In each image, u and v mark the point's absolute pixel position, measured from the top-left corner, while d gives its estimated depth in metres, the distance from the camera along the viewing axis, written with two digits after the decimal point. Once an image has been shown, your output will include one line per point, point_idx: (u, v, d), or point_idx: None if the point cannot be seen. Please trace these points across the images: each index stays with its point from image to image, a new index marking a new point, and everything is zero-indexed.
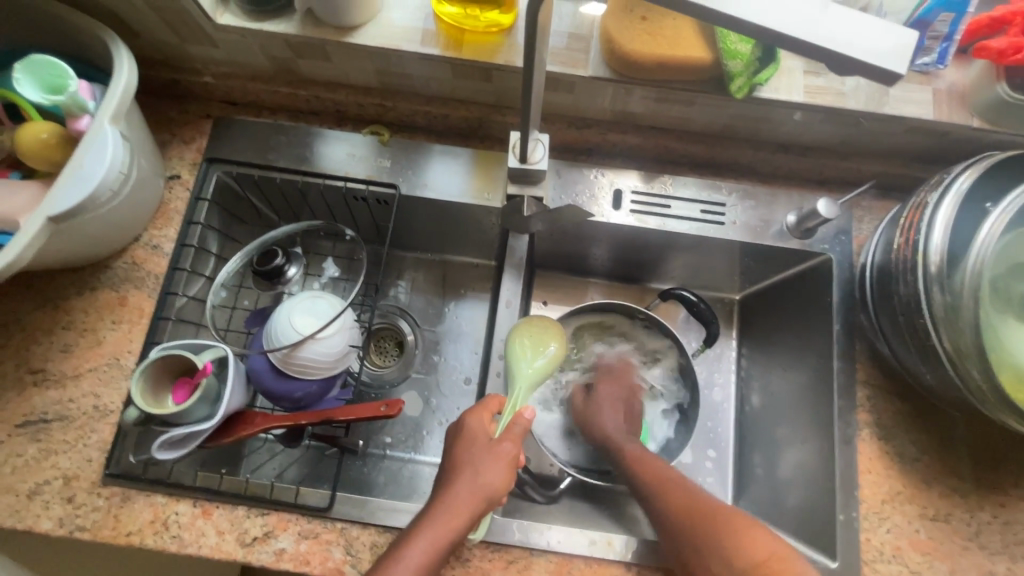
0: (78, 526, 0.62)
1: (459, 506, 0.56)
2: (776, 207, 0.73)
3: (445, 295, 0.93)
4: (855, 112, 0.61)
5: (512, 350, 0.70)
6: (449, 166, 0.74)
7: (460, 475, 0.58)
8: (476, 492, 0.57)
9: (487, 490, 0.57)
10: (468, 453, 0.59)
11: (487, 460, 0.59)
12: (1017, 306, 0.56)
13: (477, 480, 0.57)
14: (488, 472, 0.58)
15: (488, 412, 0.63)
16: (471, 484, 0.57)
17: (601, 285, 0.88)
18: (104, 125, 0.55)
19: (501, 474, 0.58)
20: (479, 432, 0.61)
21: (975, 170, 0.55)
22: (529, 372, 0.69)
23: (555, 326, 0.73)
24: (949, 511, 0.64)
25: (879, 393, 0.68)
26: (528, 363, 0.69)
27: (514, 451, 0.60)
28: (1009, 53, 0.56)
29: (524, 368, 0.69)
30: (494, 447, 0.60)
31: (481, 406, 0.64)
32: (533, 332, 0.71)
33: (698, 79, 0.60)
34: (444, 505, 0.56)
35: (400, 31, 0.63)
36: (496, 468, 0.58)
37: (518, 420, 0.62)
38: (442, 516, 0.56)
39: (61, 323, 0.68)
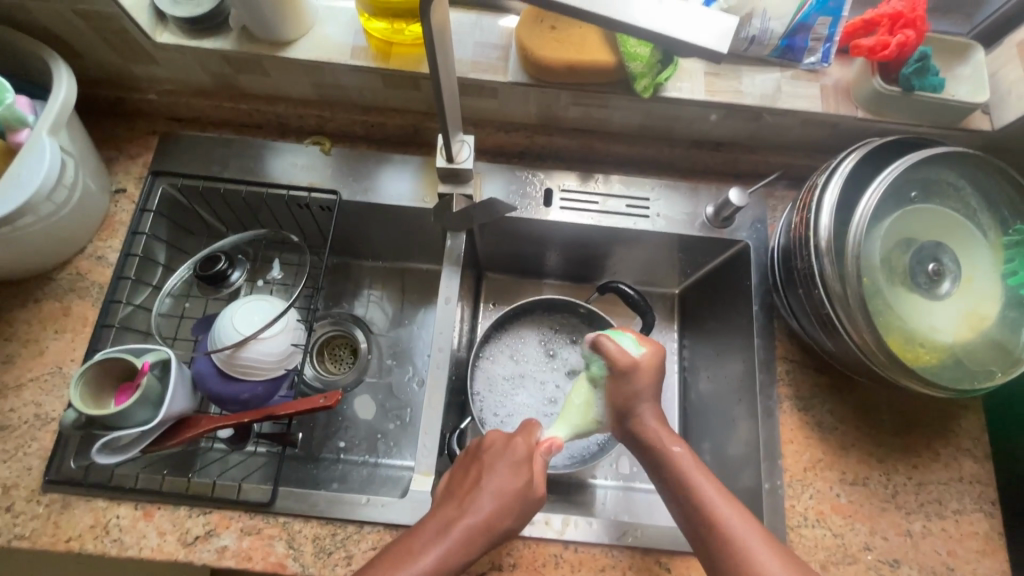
0: (17, 534, 0.62)
1: (475, 537, 0.54)
2: (698, 200, 0.78)
3: (407, 301, 0.94)
4: (752, 107, 0.67)
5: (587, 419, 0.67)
6: (389, 172, 0.78)
7: (488, 498, 0.56)
8: (497, 514, 0.55)
9: (506, 526, 0.56)
10: (497, 478, 0.57)
11: (518, 491, 0.57)
12: (907, 278, 0.61)
13: (503, 507, 0.56)
14: (518, 503, 0.57)
15: (530, 438, 0.62)
16: (499, 511, 0.55)
17: (554, 285, 0.92)
18: (40, 136, 0.58)
19: (529, 507, 0.57)
20: (518, 458, 0.59)
21: (857, 154, 0.61)
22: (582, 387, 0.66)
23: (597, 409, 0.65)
24: (866, 475, 0.68)
25: (798, 367, 0.72)
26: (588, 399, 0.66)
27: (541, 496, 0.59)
28: (878, 49, 0.62)
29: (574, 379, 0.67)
30: (529, 480, 0.58)
31: (527, 429, 0.64)
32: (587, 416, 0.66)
33: (607, 82, 0.66)
34: (469, 523, 0.54)
35: (332, 45, 0.68)
36: (529, 504, 0.57)
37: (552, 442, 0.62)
38: (464, 530, 0.54)
39: (3, 335, 0.69)
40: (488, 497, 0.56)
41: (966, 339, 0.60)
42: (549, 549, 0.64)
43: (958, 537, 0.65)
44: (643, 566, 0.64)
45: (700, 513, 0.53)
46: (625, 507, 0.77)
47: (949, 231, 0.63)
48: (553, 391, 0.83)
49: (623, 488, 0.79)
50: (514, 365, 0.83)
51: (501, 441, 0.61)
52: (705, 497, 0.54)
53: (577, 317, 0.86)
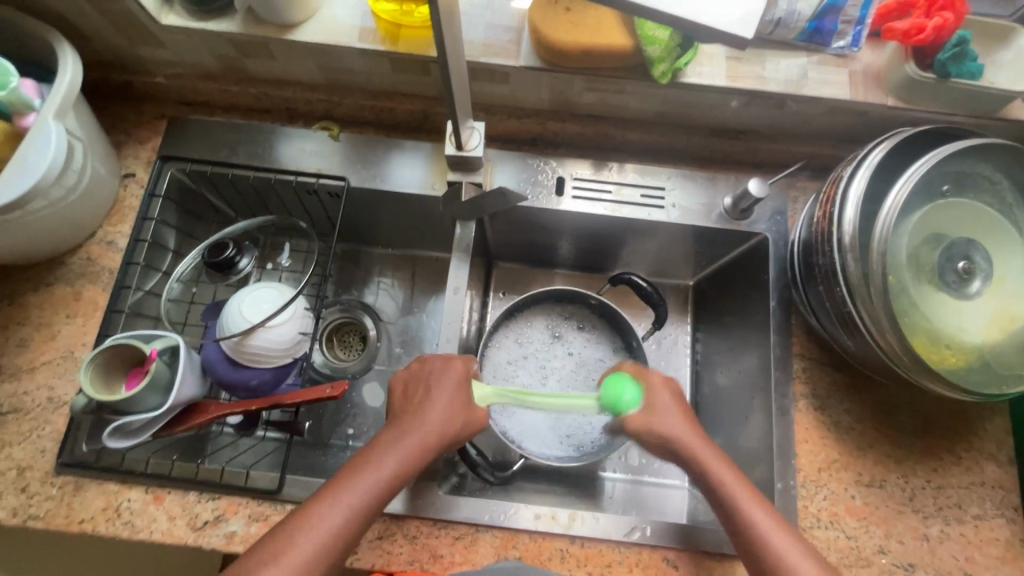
0: (32, 515, 0.63)
1: (413, 445, 0.56)
2: (716, 190, 0.75)
3: (416, 290, 0.93)
4: (776, 94, 0.64)
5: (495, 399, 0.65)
6: (400, 160, 0.76)
7: (415, 431, 0.57)
8: (424, 442, 0.57)
9: (447, 436, 0.59)
10: (432, 402, 0.59)
11: (445, 418, 0.59)
12: (933, 275, 0.58)
13: (444, 425, 0.58)
14: (447, 429, 0.59)
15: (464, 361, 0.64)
16: (435, 430, 0.58)
17: (566, 274, 0.91)
18: (46, 121, 0.58)
19: (465, 430, 0.60)
20: (440, 385, 0.60)
21: (887, 145, 0.58)
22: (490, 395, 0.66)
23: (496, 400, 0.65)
24: (883, 477, 0.66)
25: (815, 364, 0.70)
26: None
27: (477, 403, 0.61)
28: (913, 33, 0.58)
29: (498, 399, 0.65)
30: (459, 406, 0.60)
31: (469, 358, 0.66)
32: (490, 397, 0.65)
33: (624, 66, 0.63)
34: (398, 451, 0.56)
35: (340, 27, 0.66)
36: (460, 430, 0.60)
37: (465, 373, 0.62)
38: (402, 455, 0.56)
39: (16, 318, 0.70)
40: (423, 421, 0.58)
41: (996, 340, 0.57)
42: (555, 544, 0.64)
43: (977, 542, 0.63)
44: (650, 563, 0.63)
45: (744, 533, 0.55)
46: (634, 502, 0.77)
47: (979, 226, 0.60)
48: (558, 377, 0.82)
49: (632, 481, 0.79)
50: (518, 348, 0.82)
51: (420, 374, 0.62)
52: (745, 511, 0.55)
53: (589, 307, 0.84)
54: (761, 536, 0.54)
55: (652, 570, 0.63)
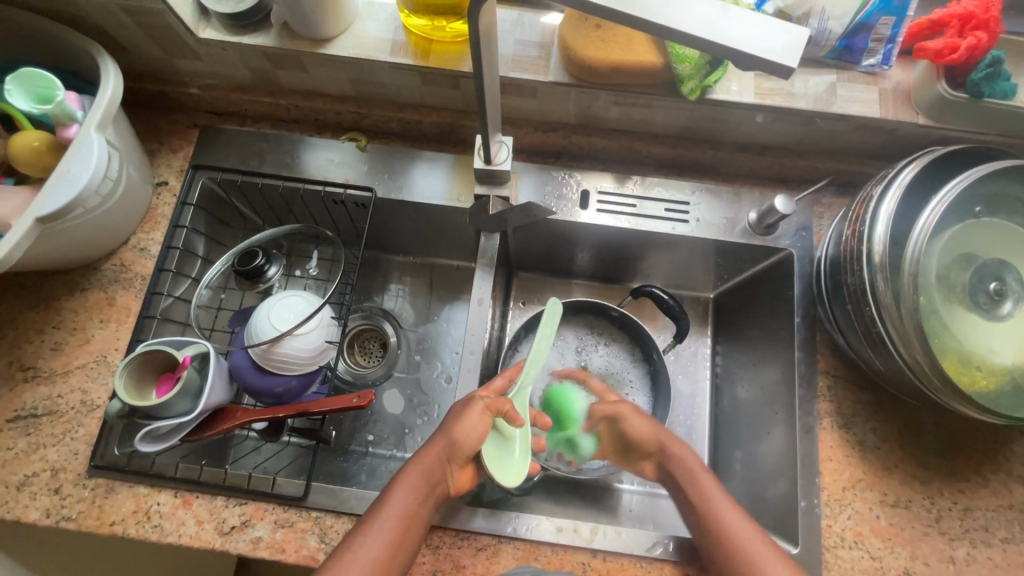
0: (65, 516, 0.64)
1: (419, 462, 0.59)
2: (741, 205, 0.75)
3: (437, 298, 0.94)
4: (804, 111, 0.64)
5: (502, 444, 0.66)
6: (426, 172, 0.77)
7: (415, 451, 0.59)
8: (428, 460, 0.59)
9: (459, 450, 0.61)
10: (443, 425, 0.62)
11: (443, 435, 0.61)
12: (964, 296, 0.58)
13: (448, 439, 0.61)
14: (446, 443, 0.60)
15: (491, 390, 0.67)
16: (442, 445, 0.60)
17: (586, 285, 0.91)
18: (89, 132, 0.59)
19: (464, 441, 0.61)
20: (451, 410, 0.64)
21: (918, 165, 0.58)
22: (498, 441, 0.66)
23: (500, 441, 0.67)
24: (909, 497, 0.65)
25: (839, 382, 0.70)
26: (503, 456, 0.66)
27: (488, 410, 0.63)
28: (946, 52, 0.58)
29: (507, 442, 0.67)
30: (452, 421, 0.62)
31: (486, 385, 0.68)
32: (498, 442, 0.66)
33: (653, 83, 0.64)
34: (411, 474, 0.58)
35: (372, 41, 0.67)
36: (458, 441, 0.61)
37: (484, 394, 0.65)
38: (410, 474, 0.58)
39: (52, 323, 0.71)
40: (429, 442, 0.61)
41: None
42: (576, 557, 0.64)
43: (1005, 566, 0.62)
44: None
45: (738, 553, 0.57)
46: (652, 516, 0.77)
47: (1012, 247, 0.59)
48: None
49: (649, 494, 0.78)
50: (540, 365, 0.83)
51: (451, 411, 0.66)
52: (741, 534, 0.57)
53: (607, 320, 0.85)
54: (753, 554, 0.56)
55: None
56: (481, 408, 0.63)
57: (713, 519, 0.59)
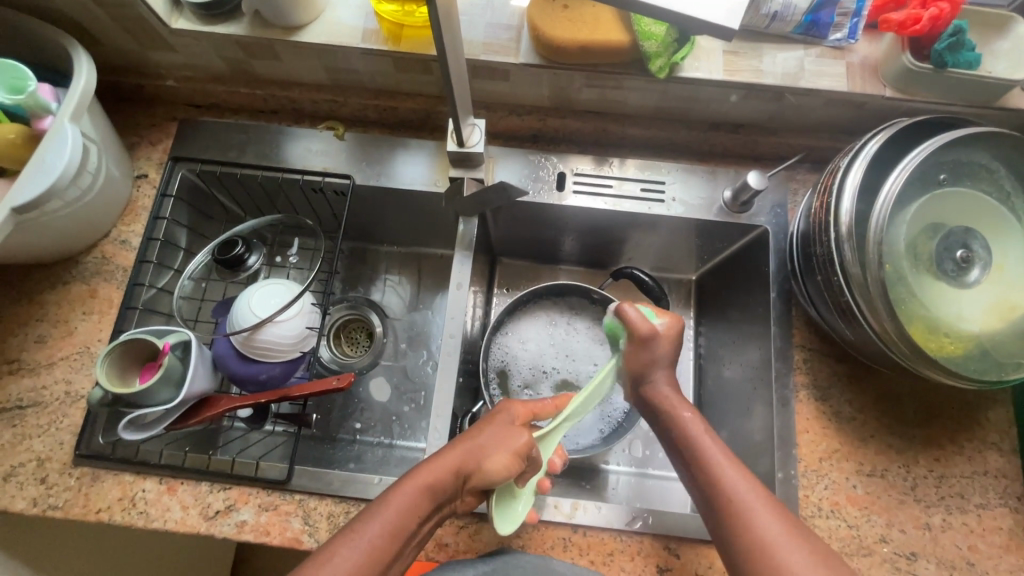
0: (51, 505, 0.65)
1: (436, 471, 0.55)
2: (716, 184, 0.76)
3: (422, 287, 0.95)
4: (772, 86, 0.65)
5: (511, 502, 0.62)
6: (405, 159, 0.78)
7: (428, 465, 0.55)
8: (439, 476, 0.55)
9: (482, 476, 0.57)
10: (478, 438, 0.58)
11: (464, 453, 0.57)
12: (932, 264, 0.58)
13: (471, 461, 0.57)
14: (466, 463, 0.57)
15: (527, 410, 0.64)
16: (465, 460, 0.57)
17: (569, 270, 0.92)
18: (62, 124, 0.60)
19: (487, 468, 0.57)
20: (492, 426, 0.60)
21: (884, 135, 0.59)
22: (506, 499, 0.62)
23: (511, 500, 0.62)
24: (885, 466, 0.66)
25: (816, 356, 0.70)
26: (508, 501, 0.62)
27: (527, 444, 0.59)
28: (908, 24, 0.59)
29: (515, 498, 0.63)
30: (483, 443, 0.58)
31: (524, 402, 0.64)
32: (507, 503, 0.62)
33: (622, 61, 0.64)
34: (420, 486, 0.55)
35: (343, 28, 0.68)
36: (482, 466, 0.57)
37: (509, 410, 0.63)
38: (420, 486, 0.54)
39: (35, 316, 0.72)
40: (451, 453, 0.57)
41: (994, 329, 0.57)
42: (557, 533, 0.65)
43: (980, 531, 0.63)
44: (652, 551, 0.64)
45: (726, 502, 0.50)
46: (638, 494, 0.78)
47: (978, 216, 0.60)
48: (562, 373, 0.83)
49: (637, 474, 0.79)
50: (529, 363, 0.82)
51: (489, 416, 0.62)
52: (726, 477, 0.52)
53: (590, 302, 0.85)
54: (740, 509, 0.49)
55: (654, 559, 0.64)
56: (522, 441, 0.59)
57: (732, 509, 0.50)
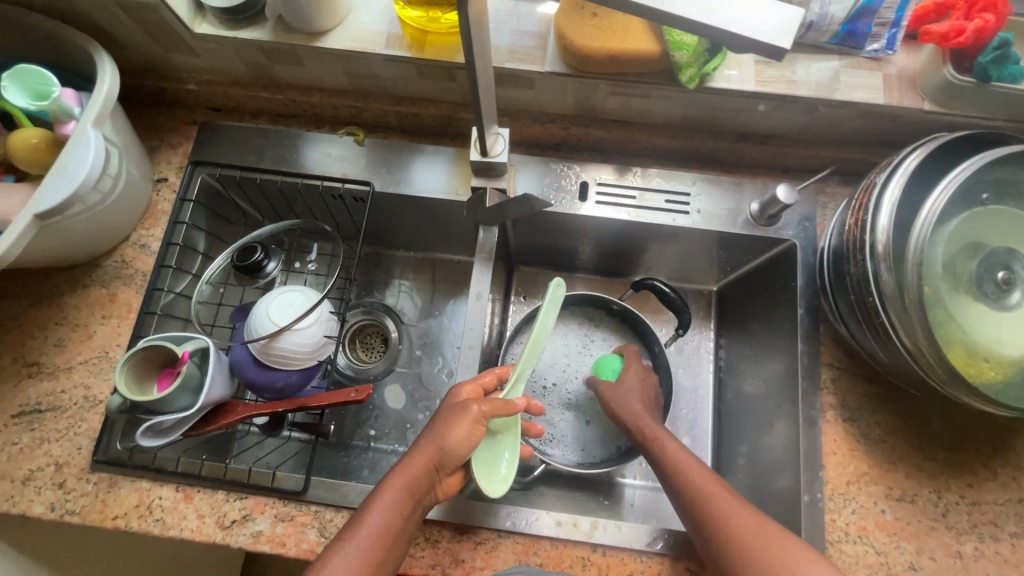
0: (69, 510, 0.65)
1: (409, 467, 0.56)
2: (742, 197, 0.74)
3: (438, 293, 0.94)
4: (806, 98, 0.63)
5: (491, 466, 0.63)
6: (425, 166, 0.77)
7: (398, 465, 0.56)
8: (411, 475, 0.56)
9: (451, 459, 0.58)
10: (437, 423, 0.59)
11: (428, 446, 0.57)
12: (971, 285, 0.56)
13: (435, 445, 0.57)
14: (432, 453, 0.57)
15: (479, 386, 0.64)
16: (431, 450, 0.57)
17: (586, 278, 0.90)
18: (85, 128, 0.60)
19: (452, 451, 0.57)
20: (448, 409, 0.60)
21: (923, 151, 0.57)
22: (488, 463, 0.63)
23: (489, 461, 0.63)
24: (915, 491, 0.64)
25: (843, 375, 0.68)
26: (491, 466, 0.63)
27: (483, 413, 0.59)
28: (952, 35, 0.57)
29: (495, 463, 0.63)
30: (441, 428, 0.58)
31: (473, 380, 0.64)
32: (489, 467, 0.63)
33: (651, 71, 0.63)
34: (395, 484, 0.56)
35: (367, 34, 0.67)
36: (447, 449, 0.57)
37: (460, 391, 0.63)
38: (395, 484, 0.55)
39: (55, 319, 0.72)
40: (417, 445, 0.58)
41: None
42: (576, 552, 0.64)
43: (1014, 561, 0.61)
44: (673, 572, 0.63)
45: (706, 520, 0.55)
46: (654, 510, 0.76)
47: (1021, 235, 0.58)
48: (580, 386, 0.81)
49: (652, 489, 0.78)
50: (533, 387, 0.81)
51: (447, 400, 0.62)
52: (703, 495, 0.56)
53: (609, 313, 0.84)
54: (725, 526, 0.53)
55: None
56: (475, 414, 0.59)
57: (712, 526, 0.54)
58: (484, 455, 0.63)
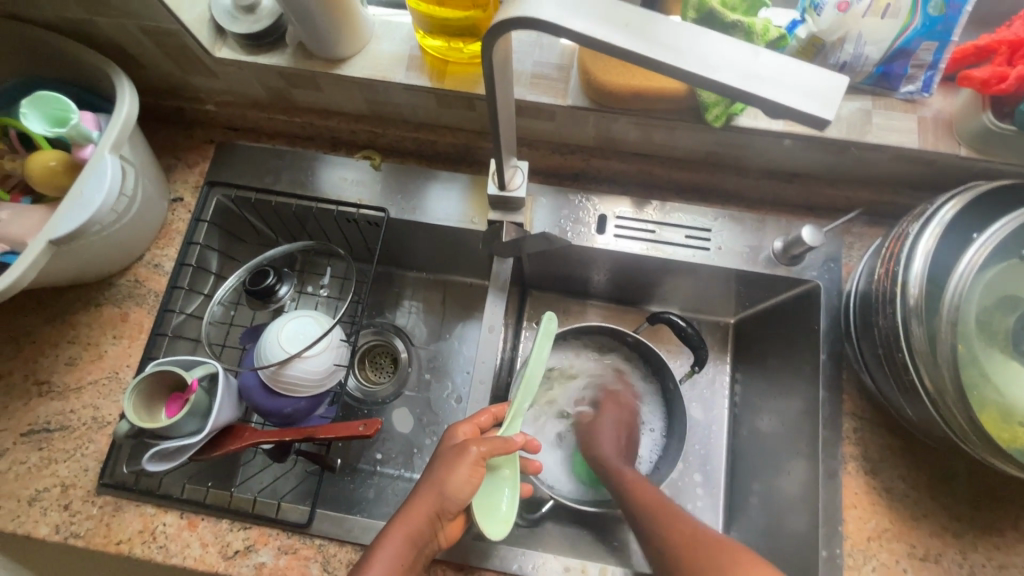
0: (73, 533, 0.64)
1: (410, 516, 0.55)
2: (765, 234, 0.72)
3: (448, 316, 0.93)
4: (836, 139, 0.61)
5: (491, 503, 0.60)
6: (441, 193, 0.76)
7: (399, 514, 0.55)
8: (412, 523, 0.55)
9: (453, 506, 0.56)
10: (435, 469, 0.58)
11: (429, 491, 0.56)
12: (1006, 342, 0.54)
13: (435, 492, 0.56)
14: (433, 502, 0.56)
15: (476, 428, 0.63)
16: (432, 497, 0.56)
17: (599, 306, 0.88)
18: (102, 154, 0.59)
19: (454, 497, 0.56)
20: (443, 453, 0.60)
21: (959, 201, 0.55)
22: (487, 502, 0.60)
23: (489, 498, 0.61)
24: (938, 550, 0.61)
25: (866, 425, 0.66)
26: (492, 506, 0.60)
27: (482, 455, 0.58)
28: (993, 82, 0.55)
29: (496, 500, 0.61)
30: (440, 472, 0.57)
31: (469, 420, 0.63)
32: (489, 505, 0.60)
33: (676, 109, 0.61)
34: (394, 535, 0.55)
35: (388, 62, 0.66)
36: (448, 495, 0.56)
37: (456, 432, 0.62)
38: (395, 535, 0.54)
39: (67, 337, 0.72)
40: (415, 492, 0.57)
41: None
42: None
43: None
44: None
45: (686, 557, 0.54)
46: None
47: None
48: None
49: None
50: (531, 427, 0.80)
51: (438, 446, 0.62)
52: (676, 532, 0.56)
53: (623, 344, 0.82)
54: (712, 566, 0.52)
55: None
56: (474, 457, 0.58)
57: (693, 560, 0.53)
58: (485, 493, 0.61)
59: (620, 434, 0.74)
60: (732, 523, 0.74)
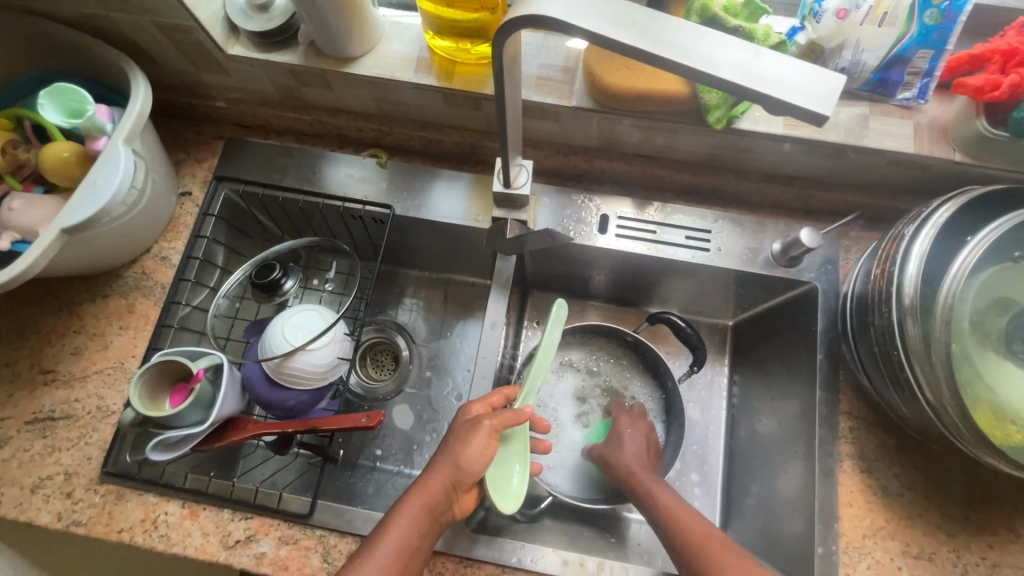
0: (75, 521, 0.65)
1: (427, 487, 0.56)
2: (764, 236, 0.73)
3: (450, 314, 0.93)
4: (834, 143, 0.62)
5: (502, 477, 0.61)
6: (446, 191, 0.77)
7: (416, 485, 0.56)
8: (427, 496, 0.56)
9: (468, 477, 0.57)
10: (451, 442, 0.59)
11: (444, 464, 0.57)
12: (999, 343, 0.55)
13: (451, 464, 0.57)
14: (449, 472, 0.57)
15: (488, 404, 0.63)
16: (448, 469, 0.57)
17: (599, 306, 0.89)
18: (116, 146, 0.60)
19: (469, 469, 0.57)
20: (458, 428, 0.60)
21: (954, 205, 0.56)
22: (499, 475, 0.61)
23: (501, 472, 0.62)
24: (933, 549, 0.62)
25: (862, 425, 0.67)
26: (505, 479, 0.61)
27: (496, 427, 0.59)
28: (986, 89, 0.56)
29: (507, 474, 0.62)
30: (455, 445, 0.58)
31: (482, 399, 0.64)
32: (501, 478, 0.61)
33: (678, 112, 0.63)
34: (411, 505, 0.56)
35: (396, 62, 0.67)
36: (463, 467, 0.57)
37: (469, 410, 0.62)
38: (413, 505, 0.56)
39: (73, 328, 0.73)
40: (433, 464, 0.58)
41: None
42: None
43: None
44: None
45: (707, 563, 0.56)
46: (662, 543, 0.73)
47: None
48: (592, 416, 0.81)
49: None
50: None
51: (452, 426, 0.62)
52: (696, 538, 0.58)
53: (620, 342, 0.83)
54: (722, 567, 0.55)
55: None
56: (487, 431, 0.59)
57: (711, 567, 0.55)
58: (497, 467, 0.62)
59: (644, 448, 0.71)
60: (729, 522, 0.75)
